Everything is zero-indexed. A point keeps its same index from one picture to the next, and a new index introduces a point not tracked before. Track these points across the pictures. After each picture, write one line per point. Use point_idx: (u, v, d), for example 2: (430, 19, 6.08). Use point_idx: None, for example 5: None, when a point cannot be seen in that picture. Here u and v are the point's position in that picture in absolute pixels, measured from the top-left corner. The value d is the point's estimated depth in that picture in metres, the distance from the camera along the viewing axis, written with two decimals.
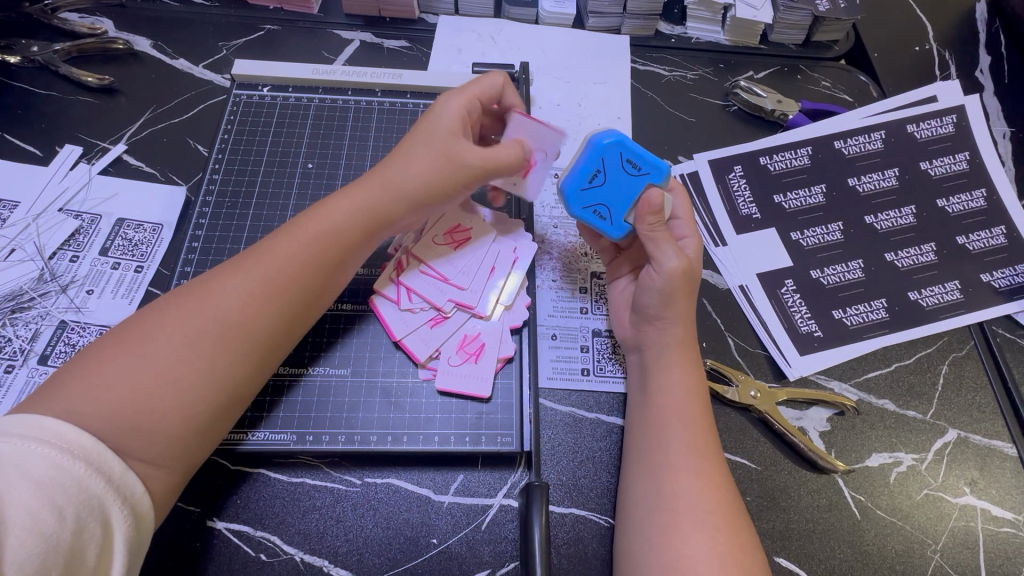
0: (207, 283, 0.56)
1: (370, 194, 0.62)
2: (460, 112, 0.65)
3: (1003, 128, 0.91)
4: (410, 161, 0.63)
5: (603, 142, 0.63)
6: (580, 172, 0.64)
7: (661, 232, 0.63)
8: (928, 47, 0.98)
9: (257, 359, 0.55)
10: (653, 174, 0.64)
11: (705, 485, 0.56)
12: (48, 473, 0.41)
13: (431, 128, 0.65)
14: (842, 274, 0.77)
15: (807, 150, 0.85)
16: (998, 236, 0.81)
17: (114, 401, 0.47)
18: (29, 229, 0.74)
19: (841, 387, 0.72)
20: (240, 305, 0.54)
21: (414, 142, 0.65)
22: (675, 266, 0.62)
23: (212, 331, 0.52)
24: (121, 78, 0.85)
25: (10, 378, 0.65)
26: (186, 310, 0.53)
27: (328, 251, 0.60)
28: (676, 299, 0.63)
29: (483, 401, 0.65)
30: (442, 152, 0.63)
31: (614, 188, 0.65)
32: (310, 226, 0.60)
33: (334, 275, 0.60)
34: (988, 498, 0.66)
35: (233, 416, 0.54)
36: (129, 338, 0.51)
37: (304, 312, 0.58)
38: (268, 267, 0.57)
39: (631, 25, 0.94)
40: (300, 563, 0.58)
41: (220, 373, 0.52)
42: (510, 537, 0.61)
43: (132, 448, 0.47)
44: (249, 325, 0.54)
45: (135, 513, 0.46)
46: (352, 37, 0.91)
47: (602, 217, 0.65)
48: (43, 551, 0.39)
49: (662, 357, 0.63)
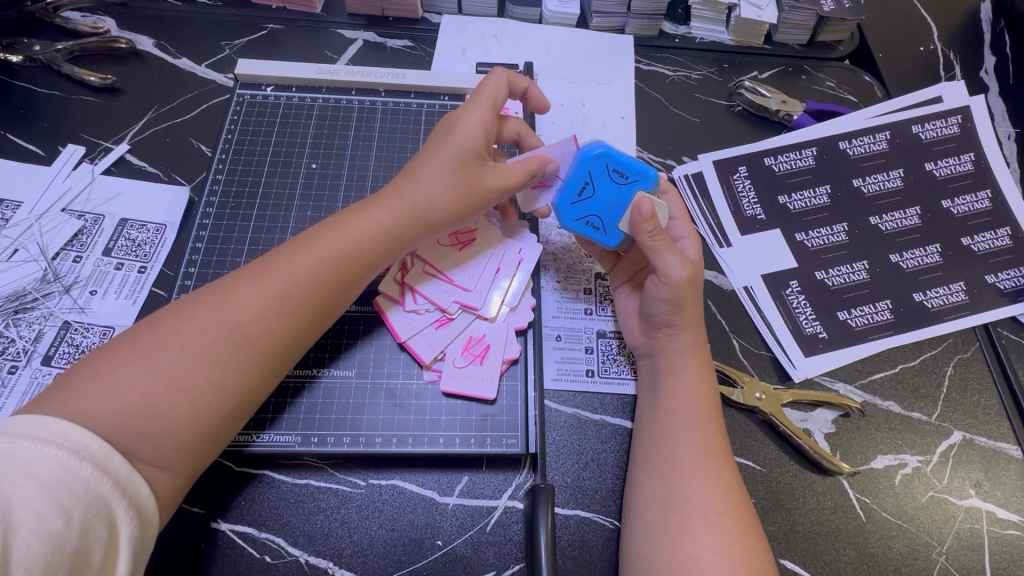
0: (222, 291, 0.55)
1: (387, 208, 0.62)
2: (483, 130, 0.63)
3: (1007, 129, 0.91)
4: (428, 176, 0.63)
5: (588, 155, 0.64)
6: (569, 187, 0.65)
7: (661, 240, 0.62)
8: (932, 47, 0.98)
9: (267, 369, 0.54)
10: (641, 181, 0.65)
11: (715, 488, 0.56)
12: (54, 474, 0.41)
13: (452, 143, 0.63)
14: (847, 276, 0.77)
15: (811, 151, 0.85)
16: (1003, 238, 0.80)
17: (122, 405, 0.47)
18: (33, 229, 0.73)
19: (846, 389, 0.71)
20: (255, 316, 0.54)
21: (435, 157, 0.63)
22: (681, 274, 0.62)
23: (226, 342, 0.52)
24: (124, 78, 0.85)
25: (14, 379, 0.64)
26: (202, 319, 0.53)
27: (342, 266, 0.59)
28: (685, 307, 0.63)
29: (488, 403, 0.65)
30: (461, 171, 0.62)
31: (604, 198, 0.65)
32: (330, 238, 0.60)
33: (348, 289, 0.60)
34: (993, 500, 0.66)
35: (239, 422, 0.54)
36: (141, 344, 0.50)
37: (316, 326, 0.58)
38: (284, 280, 0.56)
39: (635, 25, 0.94)
40: (304, 566, 0.58)
41: (231, 385, 0.52)
42: (515, 539, 0.61)
43: (138, 450, 0.46)
44: (262, 337, 0.54)
45: (141, 513, 0.45)
46: (355, 37, 0.91)
47: (594, 227, 0.66)
48: (49, 552, 0.39)
49: (673, 363, 0.63)
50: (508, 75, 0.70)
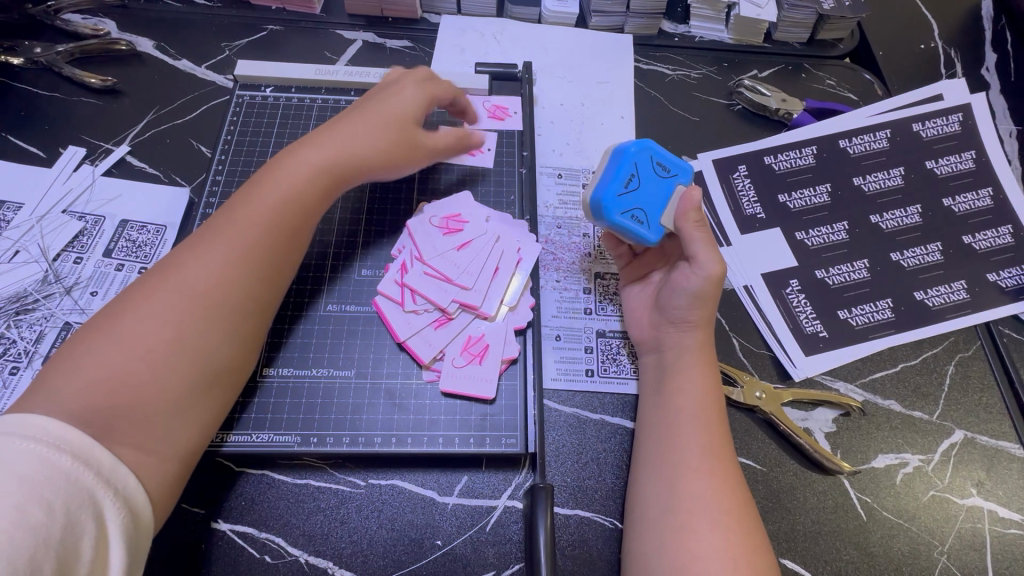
0: (171, 262, 0.56)
1: (323, 159, 0.64)
2: (413, 95, 0.71)
3: (1009, 127, 0.90)
4: (359, 128, 0.67)
5: (636, 147, 0.66)
6: (614, 178, 0.65)
7: (701, 231, 0.64)
8: (933, 44, 0.98)
9: (228, 325, 0.55)
10: (680, 176, 0.67)
11: (717, 485, 0.56)
12: (34, 468, 0.41)
13: (386, 103, 0.70)
14: (847, 274, 0.77)
15: (811, 149, 0.85)
16: (1005, 235, 0.80)
17: (90, 390, 0.47)
18: (33, 231, 0.74)
19: (846, 388, 0.71)
20: (206, 275, 0.55)
21: (365, 114, 0.68)
22: (713, 271, 0.63)
23: (179, 304, 0.53)
24: (124, 80, 0.85)
25: (15, 380, 0.65)
26: (154, 286, 0.54)
27: (288, 217, 0.61)
28: (706, 303, 0.64)
29: (487, 403, 0.65)
30: (390, 124, 0.68)
31: (649, 192, 0.65)
32: (271, 193, 0.61)
33: (295, 241, 0.62)
34: (996, 499, 0.66)
35: (218, 395, 0.55)
36: (101, 327, 0.51)
37: (273, 277, 0.59)
38: (229, 236, 0.58)
39: (634, 24, 0.94)
40: (305, 565, 0.58)
41: (192, 344, 0.52)
42: (515, 539, 0.61)
43: (115, 436, 0.46)
44: (215, 294, 0.55)
45: (127, 504, 0.45)
46: (355, 37, 0.91)
47: (639, 221, 0.64)
48: (32, 546, 0.38)
49: (680, 360, 0.64)
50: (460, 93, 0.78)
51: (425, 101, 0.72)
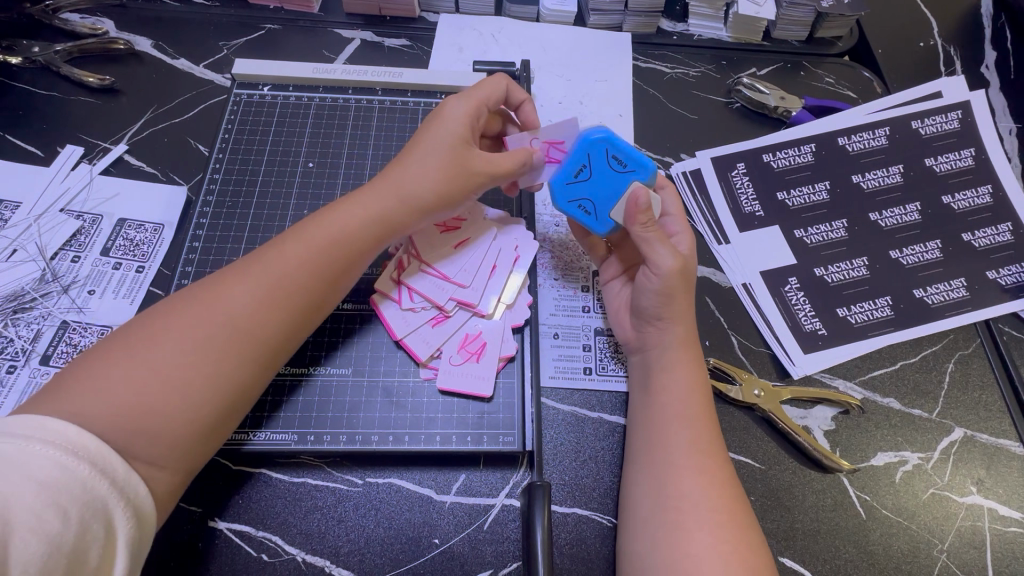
0: (213, 289, 0.55)
1: (378, 200, 0.63)
2: (466, 114, 0.66)
3: (1008, 124, 0.90)
4: (419, 162, 0.64)
5: (591, 138, 0.66)
6: (566, 167, 0.67)
7: (652, 232, 0.64)
8: (932, 42, 0.97)
9: (260, 362, 0.55)
10: (638, 173, 0.66)
11: (708, 482, 0.56)
12: (52, 474, 0.40)
13: (441, 125, 0.66)
14: (845, 272, 0.77)
15: (810, 147, 0.85)
16: (1004, 233, 0.80)
17: (113, 404, 0.46)
18: (31, 230, 0.74)
19: (845, 386, 0.71)
20: (248, 310, 0.54)
21: (422, 147, 0.65)
22: (670, 266, 0.63)
23: (219, 337, 0.52)
24: (122, 79, 0.85)
25: (12, 378, 0.65)
26: (194, 310, 0.53)
27: (335, 257, 0.60)
28: (675, 298, 0.64)
29: (485, 400, 0.65)
30: (449, 155, 0.64)
31: (599, 184, 0.67)
32: (320, 232, 0.60)
33: (339, 282, 0.61)
34: (996, 497, 0.66)
35: (234, 418, 0.54)
36: (131, 343, 0.50)
37: (308, 317, 0.58)
38: (276, 273, 0.57)
39: (633, 22, 0.94)
40: (302, 564, 0.58)
41: (224, 378, 0.52)
42: (513, 537, 0.60)
43: (133, 450, 0.46)
44: (254, 332, 0.54)
45: (137, 514, 0.45)
46: (353, 36, 0.91)
47: (586, 211, 0.68)
48: (46, 552, 0.38)
49: (664, 358, 0.63)
50: (509, 80, 0.73)
51: (473, 127, 0.67)
